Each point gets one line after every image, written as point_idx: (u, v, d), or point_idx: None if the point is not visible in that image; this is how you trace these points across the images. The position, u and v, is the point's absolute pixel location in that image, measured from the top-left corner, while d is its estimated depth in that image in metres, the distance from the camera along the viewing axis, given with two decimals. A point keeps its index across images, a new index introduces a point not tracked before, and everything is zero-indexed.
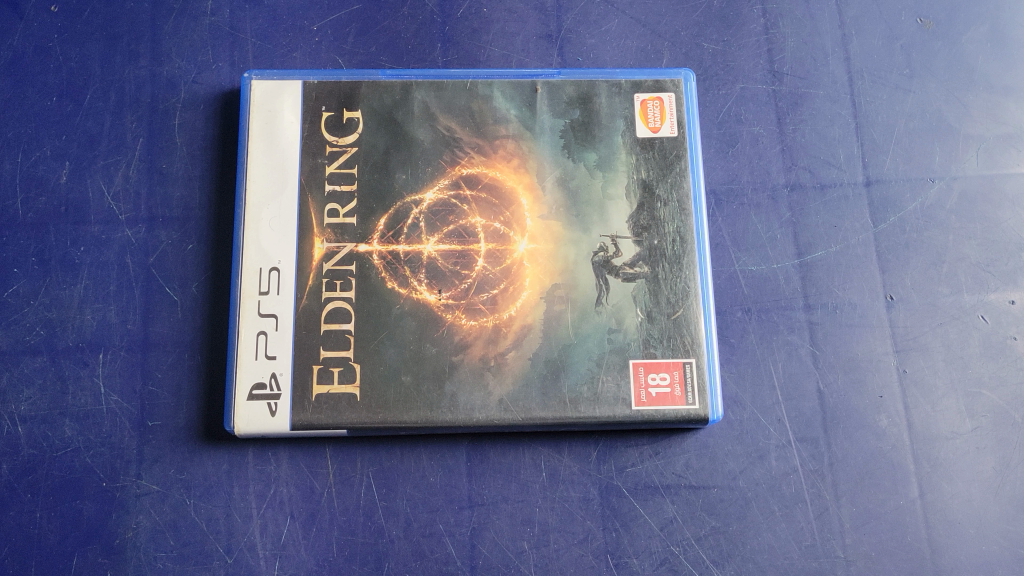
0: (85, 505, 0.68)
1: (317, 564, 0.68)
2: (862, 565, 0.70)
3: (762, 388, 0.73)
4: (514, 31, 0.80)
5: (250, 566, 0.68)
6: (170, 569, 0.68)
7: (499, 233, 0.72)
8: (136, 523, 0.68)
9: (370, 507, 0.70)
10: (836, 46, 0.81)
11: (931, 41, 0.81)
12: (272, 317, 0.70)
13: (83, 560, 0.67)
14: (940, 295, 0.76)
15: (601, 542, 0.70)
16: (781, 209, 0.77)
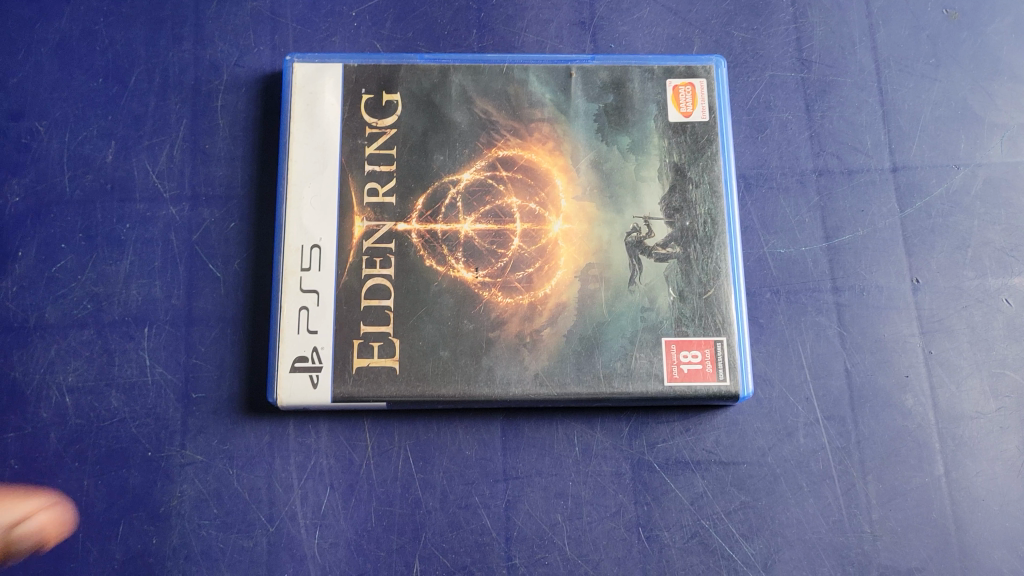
0: (131, 474, 0.70)
1: (356, 533, 0.70)
2: (888, 540, 0.72)
3: (790, 367, 0.75)
4: (549, 18, 0.82)
5: (292, 535, 0.70)
6: (214, 537, 0.69)
7: (534, 214, 0.74)
8: (180, 492, 0.70)
9: (407, 478, 0.71)
10: (863, 36, 0.83)
11: (956, 31, 0.83)
12: (314, 293, 0.72)
13: (130, 527, 0.69)
14: (965, 279, 0.77)
15: (633, 515, 0.72)
16: (810, 193, 0.79)
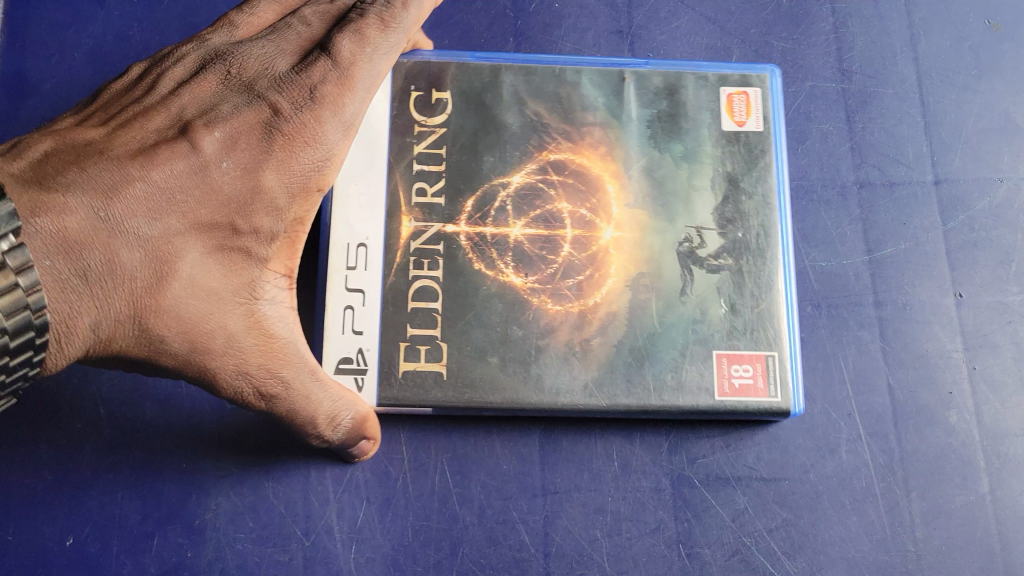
0: (165, 487, 0.68)
1: (393, 548, 0.68)
2: (933, 559, 0.71)
3: (833, 382, 0.74)
4: (585, 26, 0.81)
5: (329, 549, 0.68)
6: (248, 550, 0.67)
7: (585, 220, 0.73)
8: (217, 506, 0.68)
9: (444, 492, 0.70)
10: (904, 47, 0.82)
11: (998, 43, 0.82)
12: (359, 292, 0.70)
13: (164, 541, 0.67)
14: (1009, 293, 0.77)
15: (674, 532, 0.70)
16: (851, 206, 0.78)
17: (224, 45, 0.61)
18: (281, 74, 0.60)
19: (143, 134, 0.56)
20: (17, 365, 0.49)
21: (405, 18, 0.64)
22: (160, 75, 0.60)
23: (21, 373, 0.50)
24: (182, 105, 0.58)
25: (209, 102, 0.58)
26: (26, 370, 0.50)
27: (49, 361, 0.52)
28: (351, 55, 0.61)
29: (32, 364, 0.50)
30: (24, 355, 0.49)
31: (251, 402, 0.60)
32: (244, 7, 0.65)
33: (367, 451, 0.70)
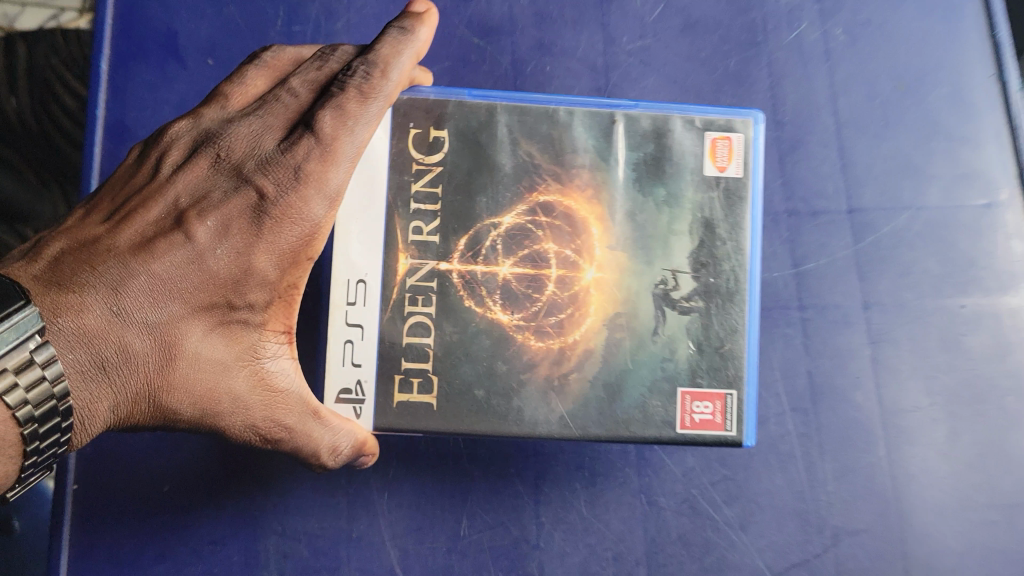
0: (234, 452, 0.87)
1: (415, 496, 0.87)
2: (840, 505, 0.87)
3: (770, 396, 0.88)
4: (571, 86, 0.89)
5: (368, 496, 0.87)
6: (309, 492, 0.87)
7: (569, 260, 0.78)
8: (273, 465, 0.87)
9: (456, 454, 0.87)
10: (827, 104, 0.90)
11: (904, 101, 0.90)
12: (358, 327, 0.76)
13: (243, 488, 0.87)
14: (907, 299, 0.89)
15: (637, 484, 0.88)
16: (781, 230, 0.89)
17: (217, 124, 0.67)
18: (269, 154, 0.65)
19: (143, 224, 0.62)
20: (46, 446, 0.56)
21: (385, 86, 0.69)
22: (159, 159, 0.66)
23: (54, 453, 0.57)
24: (177, 194, 0.64)
25: (200, 190, 0.64)
26: (55, 448, 0.56)
27: (75, 439, 0.59)
28: (333, 130, 0.66)
29: (61, 444, 0.57)
30: (52, 438, 0.56)
31: (258, 444, 0.67)
32: (234, 79, 0.70)
33: (367, 461, 0.77)
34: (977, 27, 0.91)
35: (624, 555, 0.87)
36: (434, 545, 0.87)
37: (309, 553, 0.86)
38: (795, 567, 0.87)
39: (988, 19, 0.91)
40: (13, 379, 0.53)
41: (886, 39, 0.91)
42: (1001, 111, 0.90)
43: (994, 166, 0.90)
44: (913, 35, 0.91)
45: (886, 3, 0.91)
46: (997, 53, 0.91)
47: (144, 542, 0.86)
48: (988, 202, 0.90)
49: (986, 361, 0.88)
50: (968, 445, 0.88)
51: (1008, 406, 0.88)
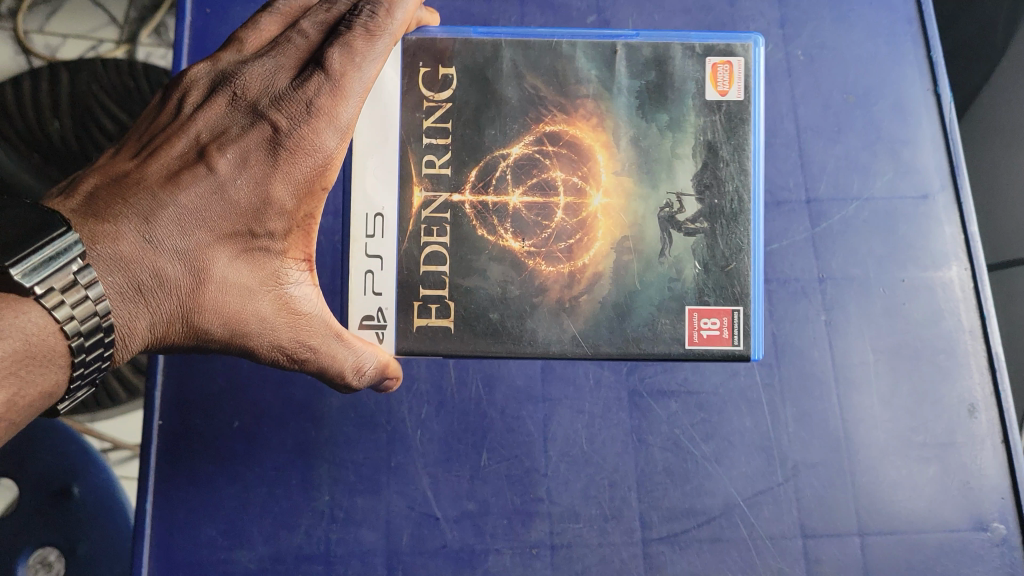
0: (295, 391, 0.94)
1: (445, 432, 0.93)
2: (795, 444, 0.92)
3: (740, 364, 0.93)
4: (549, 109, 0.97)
5: (405, 434, 0.93)
6: (353, 430, 0.93)
7: (577, 187, 0.81)
8: (330, 402, 0.94)
9: (478, 398, 0.94)
10: (789, 108, 0.97)
11: (853, 113, 0.97)
12: (377, 257, 0.80)
13: (297, 425, 0.94)
14: (854, 273, 0.95)
15: (628, 423, 0.93)
16: None
17: (233, 67, 0.73)
18: (281, 92, 0.71)
19: (169, 160, 0.68)
20: (92, 358, 0.60)
21: (391, 25, 0.73)
22: (181, 100, 0.72)
23: (99, 367, 0.61)
24: (198, 132, 0.70)
25: (219, 127, 0.70)
26: (100, 362, 0.60)
27: (117, 355, 0.63)
28: (341, 67, 0.71)
29: (104, 358, 0.61)
30: (96, 352, 0.60)
31: (285, 364, 0.72)
32: (250, 24, 0.76)
33: (391, 385, 0.82)
34: (920, 47, 0.98)
35: (617, 483, 0.92)
36: (459, 473, 0.92)
37: (354, 479, 0.92)
38: (761, 495, 0.92)
39: (928, 41, 0.98)
40: (60, 296, 0.57)
41: (839, 58, 0.98)
42: (937, 123, 0.97)
43: (931, 169, 0.96)
44: (860, 55, 0.98)
45: (835, 27, 0.99)
46: (931, 68, 0.98)
47: (219, 470, 0.93)
48: (923, 196, 0.96)
49: (921, 324, 0.94)
50: (908, 394, 0.93)
51: (940, 362, 0.94)
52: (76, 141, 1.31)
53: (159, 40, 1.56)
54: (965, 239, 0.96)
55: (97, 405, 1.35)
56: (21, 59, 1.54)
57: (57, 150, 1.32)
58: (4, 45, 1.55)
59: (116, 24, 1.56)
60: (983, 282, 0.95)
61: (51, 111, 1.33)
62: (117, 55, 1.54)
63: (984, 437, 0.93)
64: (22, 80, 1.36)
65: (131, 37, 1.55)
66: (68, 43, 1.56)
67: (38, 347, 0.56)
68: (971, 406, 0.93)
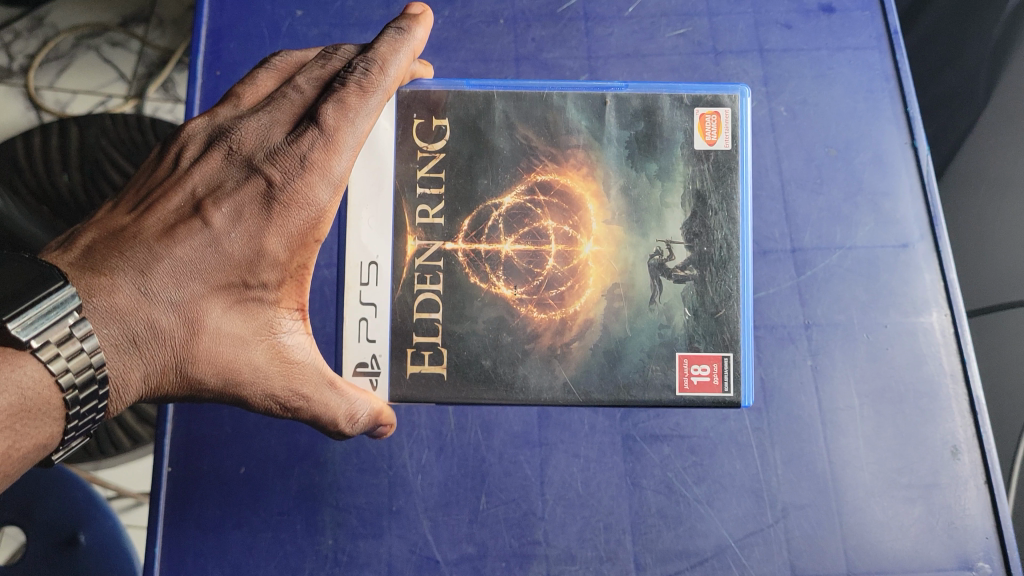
0: (301, 436, 0.95)
1: (445, 477, 0.93)
2: (784, 485, 0.93)
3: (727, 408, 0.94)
4: None
5: (406, 479, 0.94)
6: (354, 476, 0.94)
7: (567, 236, 0.83)
8: (333, 448, 0.94)
9: (477, 443, 0.94)
10: (773, 163, 0.99)
11: (834, 167, 0.99)
12: (372, 305, 0.82)
13: (302, 471, 0.94)
14: (839, 319, 0.96)
15: (624, 469, 0.94)
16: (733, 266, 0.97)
17: (229, 122, 0.75)
18: (275, 147, 0.73)
19: (166, 213, 0.70)
20: (86, 410, 0.61)
21: (383, 81, 0.77)
22: (178, 154, 0.74)
23: (92, 418, 0.62)
24: (194, 185, 0.72)
25: (215, 180, 0.72)
26: (94, 414, 0.62)
27: (111, 407, 0.64)
28: (335, 122, 0.74)
29: (98, 410, 0.62)
30: (91, 404, 0.61)
31: (278, 412, 0.73)
32: (246, 83, 0.79)
33: (385, 432, 0.83)
34: (897, 103, 1.01)
35: (613, 525, 0.92)
36: (459, 517, 0.92)
37: (357, 523, 0.93)
38: (752, 536, 0.92)
39: (905, 98, 1.01)
40: (55, 350, 0.58)
41: (820, 114, 1.00)
42: (916, 176, 0.99)
43: (911, 219, 0.98)
44: (839, 111, 1.01)
45: (815, 84, 1.01)
46: (909, 123, 1.00)
47: (225, 513, 0.93)
48: (903, 245, 0.98)
49: (904, 369, 0.95)
50: (893, 436, 0.94)
51: (923, 405, 0.95)
52: (84, 195, 1.32)
53: (166, 94, 1.58)
54: (944, 286, 0.97)
55: (97, 453, 1.32)
56: (31, 114, 1.57)
57: (64, 203, 1.33)
58: (13, 102, 1.58)
59: (125, 80, 1.59)
60: (963, 327, 0.96)
61: (60, 166, 1.35)
62: (125, 109, 1.57)
63: (967, 479, 0.93)
64: (31, 136, 1.38)
65: (139, 92, 1.59)
66: (77, 99, 1.59)
67: (34, 401, 0.57)
68: (954, 448, 0.94)
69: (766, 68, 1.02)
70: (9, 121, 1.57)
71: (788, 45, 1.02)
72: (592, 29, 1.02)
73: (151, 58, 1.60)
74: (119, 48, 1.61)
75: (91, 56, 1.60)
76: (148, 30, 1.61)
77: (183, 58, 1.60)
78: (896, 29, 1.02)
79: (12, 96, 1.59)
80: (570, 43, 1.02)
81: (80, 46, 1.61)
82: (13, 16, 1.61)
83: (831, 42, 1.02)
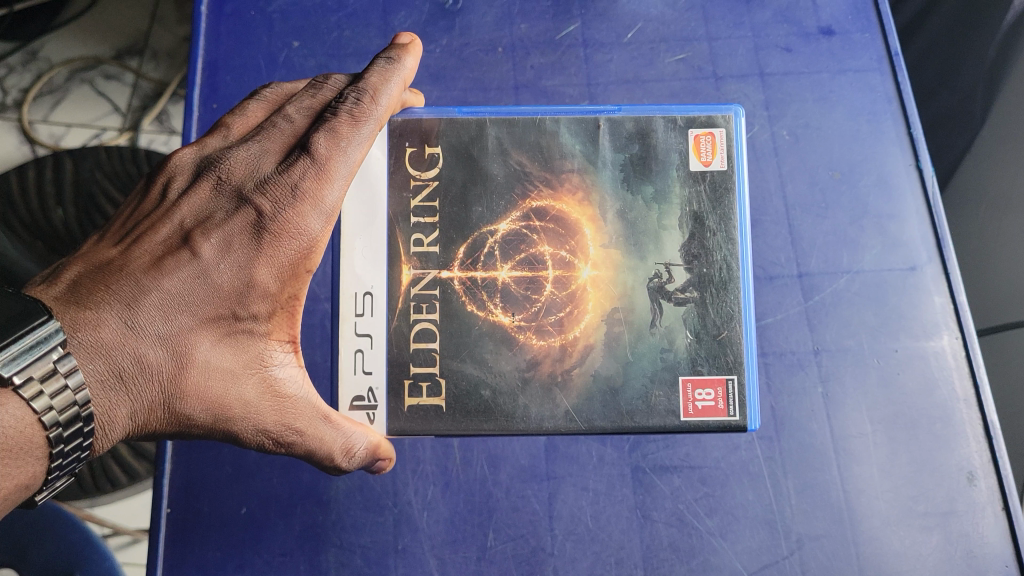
0: (302, 474, 0.92)
1: (451, 514, 0.91)
2: (799, 517, 0.90)
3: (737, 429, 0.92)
4: None
5: (411, 516, 0.91)
6: (358, 514, 0.92)
7: (565, 261, 0.82)
8: (336, 486, 0.92)
9: (484, 478, 0.92)
10: (776, 184, 0.99)
11: (839, 188, 0.99)
12: (367, 336, 0.80)
13: (304, 509, 0.92)
14: (850, 345, 0.94)
15: (634, 502, 0.91)
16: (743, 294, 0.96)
17: (218, 152, 0.74)
18: (265, 177, 0.72)
19: (153, 245, 0.68)
20: (71, 449, 0.59)
21: (375, 110, 0.76)
22: (165, 186, 0.73)
23: (77, 457, 0.60)
24: (182, 217, 0.70)
25: (203, 212, 0.71)
26: (78, 452, 0.60)
27: (96, 445, 0.62)
28: (327, 151, 0.73)
29: (84, 448, 0.60)
30: (75, 442, 0.59)
31: (270, 448, 0.71)
32: (236, 113, 0.78)
33: (384, 467, 0.81)
34: (900, 125, 1.01)
35: (624, 560, 0.90)
36: (466, 554, 0.90)
37: (362, 563, 0.90)
38: (767, 568, 0.89)
39: (908, 119, 1.00)
40: (39, 387, 0.56)
41: (823, 137, 1.00)
42: (921, 197, 0.99)
43: (917, 241, 0.97)
44: (842, 134, 1.00)
45: (817, 107, 1.01)
46: (913, 144, 1.00)
47: (226, 555, 0.90)
48: (912, 268, 0.97)
49: (917, 394, 0.94)
50: (908, 463, 0.92)
51: (937, 430, 0.93)
52: (78, 226, 1.31)
53: (160, 126, 1.59)
54: (954, 310, 0.96)
55: (92, 489, 1.29)
56: (25, 148, 1.56)
57: (59, 238, 1.31)
58: (7, 136, 1.58)
59: (119, 112, 1.60)
60: (976, 352, 0.95)
61: (53, 199, 1.34)
62: (120, 142, 1.57)
63: (985, 505, 0.91)
64: (26, 169, 1.38)
65: (134, 124, 1.59)
66: (71, 131, 1.58)
67: (16, 440, 0.55)
68: (970, 474, 0.92)
69: (767, 92, 1.02)
70: (3, 155, 1.56)
71: (789, 69, 1.02)
72: (590, 56, 1.03)
73: (145, 91, 1.61)
74: (113, 81, 1.61)
75: (85, 89, 1.60)
76: (142, 62, 1.62)
77: (177, 90, 1.61)
78: (897, 51, 1.02)
79: (6, 130, 1.58)
80: (570, 69, 1.02)
81: (74, 79, 1.61)
82: (7, 50, 1.61)
83: (832, 64, 1.03)
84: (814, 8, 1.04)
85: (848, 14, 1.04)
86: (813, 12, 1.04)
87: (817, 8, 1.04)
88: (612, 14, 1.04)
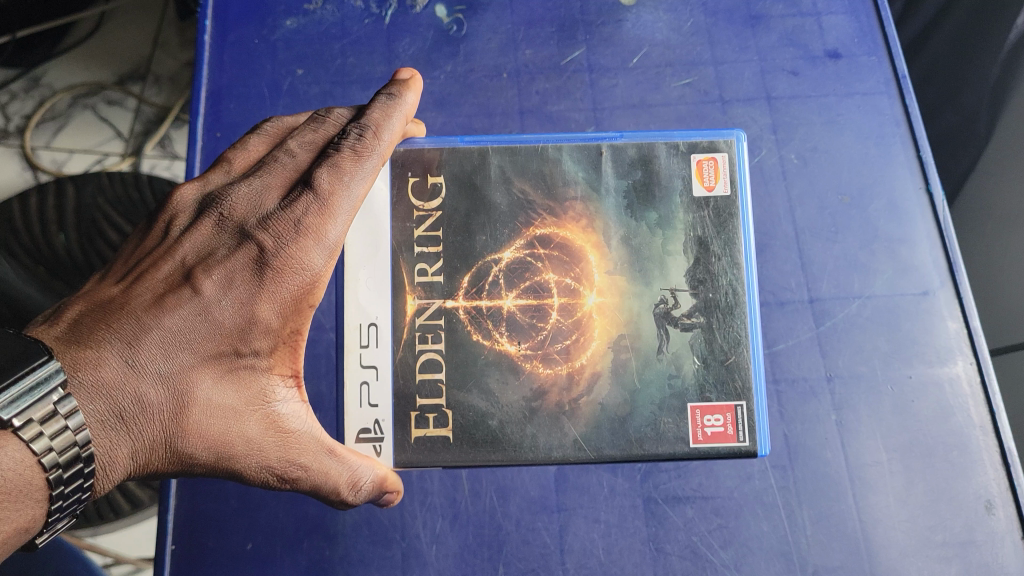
0: (310, 507, 0.92)
1: (460, 547, 0.90)
2: (816, 548, 0.89)
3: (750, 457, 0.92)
4: None
5: (419, 549, 0.90)
6: (366, 548, 0.91)
7: (570, 288, 0.81)
8: (343, 519, 0.91)
9: (493, 510, 0.91)
10: (785, 211, 0.98)
11: (848, 213, 0.98)
12: (372, 368, 0.80)
13: (312, 544, 0.91)
14: (862, 371, 0.94)
15: (646, 533, 0.90)
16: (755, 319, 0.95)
17: (220, 189, 0.74)
18: (267, 213, 0.72)
19: (155, 283, 0.68)
20: (71, 490, 0.58)
21: (378, 146, 0.76)
22: (168, 224, 0.73)
23: (78, 498, 0.59)
24: (185, 254, 0.70)
25: (205, 249, 0.71)
26: (79, 493, 0.59)
27: (97, 486, 0.62)
28: (329, 186, 0.73)
29: (84, 489, 0.59)
30: (75, 483, 0.58)
31: (275, 485, 0.70)
32: (239, 151, 0.79)
33: (393, 502, 0.80)
34: (909, 147, 1.01)
35: None
36: None
37: None
38: None
39: (917, 142, 1.01)
40: (38, 428, 0.56)
41: (831, 160, 1.00)
42: (932, 220, 0.98)
43: (929, 265, 0.97)
44: (850, 157, 1.00)
45: (824, 131, 1.01)
46: (923, 168, 1.00)
47: None
48: (924, 292, 0.96)
49: (931, 421, 0.93)
50: (924, 492, 0.91)
51: (954, 458, 0.92)
52: (82, 254, 1.31)
53: (163, 151, 1.60)
54: (967, 335, 0.95)
55: (98, 518, 1.28)
56: (27, 174, 1.58)
57: (62, 264, 1.31)
58: (10, 162, 1.59)
59: (121, 138, 1.61)
60: (990, 375, 0.94)
61: (56, 226, 1.34)
62: (122, 166, 1.58)
63: (1004, 535, 0.89)
64: (28, 197, 1.38)
65: (136, 149, 1.60)
66: (74, 157, 1.60)
67: (15, 482, 0.55)
68: (988, 503, 0.90)
69: (774, 116, 1.02)
70: (5, 181, 1.57)
71: (796, 92, 1.03)
72: (596, 81, 1.03)
73: (148, 116, 1.62)
74: (116, 106, 1.62)
75: (88, 115, 1.62)
76: (145, 87, 1.63)
77: (180, 115, 1.62)
78: (904, 74, 1.03)
79: (9, 156, 1.59)
80: (575, 95, 1.03)
81: (77, 105, 1.62)
82: (10, 76, 1.62)
83: (838, 87, 1.03)
84: (819, 31, 1.05)
85: (855, 37, 1.04)
86: (819, 35, 1.04)
87: (823, 31, 1.05)
88: (617, 38, 1.05)
